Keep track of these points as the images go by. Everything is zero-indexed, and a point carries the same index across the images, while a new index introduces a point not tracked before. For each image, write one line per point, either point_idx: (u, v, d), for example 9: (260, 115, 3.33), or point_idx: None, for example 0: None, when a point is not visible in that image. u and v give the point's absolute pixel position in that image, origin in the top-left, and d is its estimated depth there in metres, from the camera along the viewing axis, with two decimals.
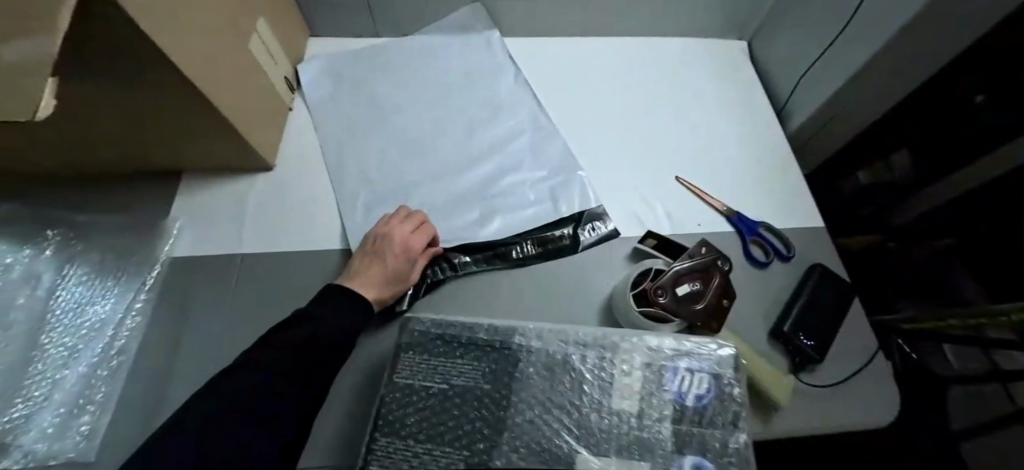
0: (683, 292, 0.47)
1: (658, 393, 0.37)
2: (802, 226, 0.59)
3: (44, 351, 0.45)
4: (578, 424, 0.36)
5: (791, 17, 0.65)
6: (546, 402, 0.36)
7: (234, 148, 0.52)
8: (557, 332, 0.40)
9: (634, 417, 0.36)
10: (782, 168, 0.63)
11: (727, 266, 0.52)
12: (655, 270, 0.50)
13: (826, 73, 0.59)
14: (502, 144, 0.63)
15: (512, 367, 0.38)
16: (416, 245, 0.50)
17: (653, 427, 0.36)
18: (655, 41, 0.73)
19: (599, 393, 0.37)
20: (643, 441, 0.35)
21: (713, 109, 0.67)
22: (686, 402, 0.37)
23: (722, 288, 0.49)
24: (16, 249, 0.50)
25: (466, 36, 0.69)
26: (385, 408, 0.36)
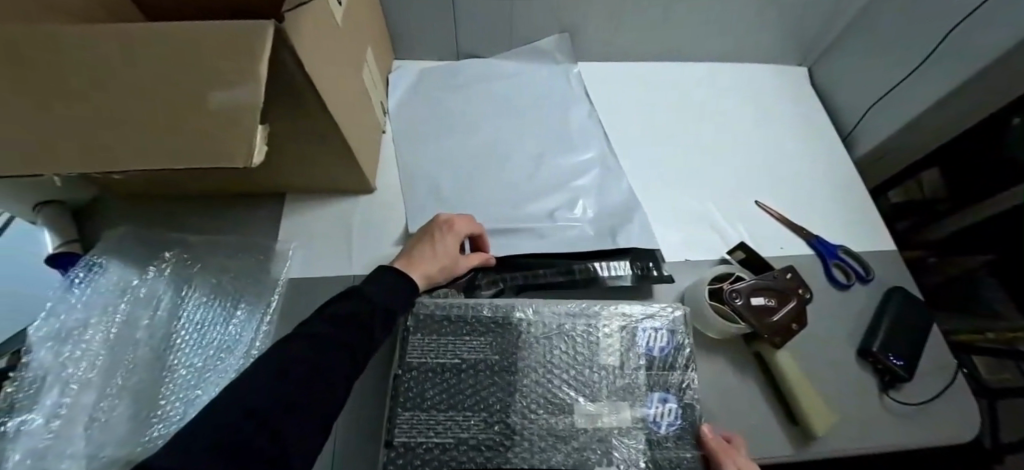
0: (757, 303, 0.50)
1: (637, 352, 0.44)
2: (877, 249, 0.62)
3: (174, 371, 0.46)
4: (576, 378, 0.42)
5: (857, 48, 0.69)
6: (545, 361, 0.43)
7: (344, 172, 0.54)
8: (552, 306, 0.46)
9: (616, 367, 0.43)
10: (850, 194, 0.66)
11: (811, 296, 0.52)
12: (731, 276, 0.53)
13: (901, 100, 0.63)
14: (580, 169, 0.64)
15: (508, 339, 0.43)
16: (463, 228, 0.49)
17: (635, 377, 0.43)
18: (721, 69, 0.77)
19: (587, 352, 0.44)
20: (626, 387, 0.42)
21: (781, 136, 0.71)
22: (654, 353, 0.44)
23: (797, 311, 0.50)
24: (137, 271, 0.51)
25: (547, 63, 0.72)
26: (402, 382, 0.40)
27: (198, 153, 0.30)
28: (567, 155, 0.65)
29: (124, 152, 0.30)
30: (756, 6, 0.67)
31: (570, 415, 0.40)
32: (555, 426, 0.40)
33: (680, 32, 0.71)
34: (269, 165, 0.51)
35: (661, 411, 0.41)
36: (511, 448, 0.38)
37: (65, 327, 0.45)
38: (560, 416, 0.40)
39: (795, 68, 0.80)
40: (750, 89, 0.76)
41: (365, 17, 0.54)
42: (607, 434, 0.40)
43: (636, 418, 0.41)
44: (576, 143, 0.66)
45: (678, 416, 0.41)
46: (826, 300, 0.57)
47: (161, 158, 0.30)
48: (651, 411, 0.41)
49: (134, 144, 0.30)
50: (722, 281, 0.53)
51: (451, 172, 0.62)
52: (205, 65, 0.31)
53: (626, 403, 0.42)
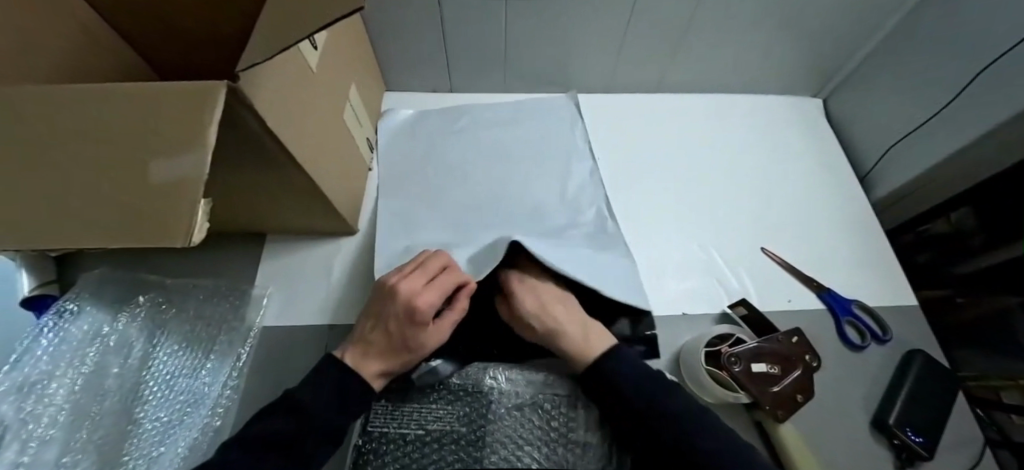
0: (757, 370, 0.45)
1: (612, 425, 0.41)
2: (896, 304, 0.57)
3: (139, 425, 0.44)
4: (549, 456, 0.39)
5: (877, 82, 0.65)
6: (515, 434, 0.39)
7: (323, 217, 0.52)
8: (528, 372, 0.43)
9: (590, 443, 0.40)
10: (867, 240, 0.61)
11: (818, 364, 0.48)
12: (730, 336, 0.49)
13: (925, 140, 0.58)
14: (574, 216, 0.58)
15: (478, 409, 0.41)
16: (428, 306, 0.37)
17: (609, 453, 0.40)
18: (729, 101, 0.73)
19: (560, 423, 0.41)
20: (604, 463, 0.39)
21: (791, 175, 0.66)
22: None
23: (801, 380, 0.47)
24: (109, 317, 0.49)
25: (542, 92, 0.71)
26: (362, 456, 0.39)
27: (134, 230, 0.27)
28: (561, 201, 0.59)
29: (58, 223, 0.28)
30: (766, 37, 0.64)
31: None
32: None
33: (684, 63, 0.68)
34: (245, 209, 0.49)
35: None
36: None
37: (28, 380, 0.44)
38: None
39: (809, 99, 0.75)
40: (760, 122, 0.71)
41: (345, 50, 0.52)
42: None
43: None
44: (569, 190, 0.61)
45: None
46: (837, 362, 0.52)
47: (97, 233, 0.28)
48: None
49: (70, 215, 0.28)
50: (722, 342, 0.48)
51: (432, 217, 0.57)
52: (151, 130, 0.29)
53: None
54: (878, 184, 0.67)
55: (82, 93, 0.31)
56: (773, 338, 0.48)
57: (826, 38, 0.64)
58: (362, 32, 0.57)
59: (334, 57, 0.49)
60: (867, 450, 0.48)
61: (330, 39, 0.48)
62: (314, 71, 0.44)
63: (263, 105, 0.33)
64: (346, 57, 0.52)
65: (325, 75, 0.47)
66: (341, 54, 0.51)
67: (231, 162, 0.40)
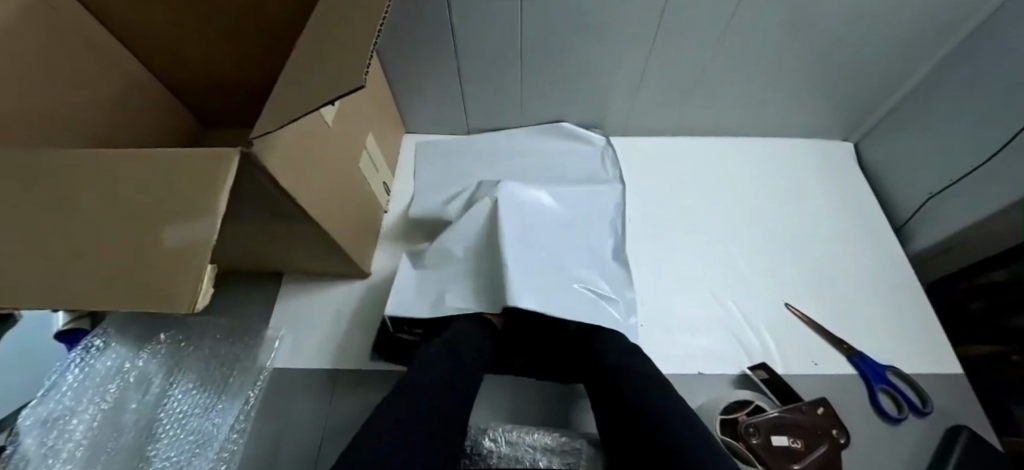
0: (778, 444, 0.42)
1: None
2: (938, 371, 0.52)
3: (150, 464, 0.45)
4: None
5: (913, 128, 0.62)
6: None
7: (337, 261, 0.53)
8: (528, 435, 0.42)
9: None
10: (900, 296, 0.57)
11: (847, 442, 0.44)
12: (749, 402, 0.46)
13: (967, 193, 0.54)
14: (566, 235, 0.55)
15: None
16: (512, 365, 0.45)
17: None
18: (751, 145, 0.71)
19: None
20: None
21: (816, 223, 0.63)
22: None
23: (827, 458, 0.43)
24: (132, 352, 0.51)
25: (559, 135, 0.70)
26: None
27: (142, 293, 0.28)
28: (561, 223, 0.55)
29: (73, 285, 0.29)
30: (789, 82, 0.62)
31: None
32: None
33: (703, 108, 0.67)
34: (263, 253, 0.51)
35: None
36: None
37: (52, 415, 0.45)
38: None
39: (839, 143, 0.72)
40: (783, 167, 0.69)
41: (365, 100, 0.54)
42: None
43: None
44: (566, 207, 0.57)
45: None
46: (871, 436, 0.48)
47: (108, 295, 0.29)
48: None
49: (87, 276, 0.29)
50: (741, 408, 0.46)
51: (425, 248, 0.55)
52: (172, 195, 0.31)
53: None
54: (916, 236, 0.63)
55: (118, 157, 0.33)
56: (795, 407, 0.45)
57: (853, 85, 0.62)
58: (382, 81, 0.60)
59: (354, 108, 0.51)
60: None
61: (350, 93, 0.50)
62: (332, 125, 0.46)
63: (275, 166, 0.34)
64: (365, 105, 0.54)
65: (343, 126, 0.49)
66: (360, 103, 0.53)
67: (251, 216, 0.42)
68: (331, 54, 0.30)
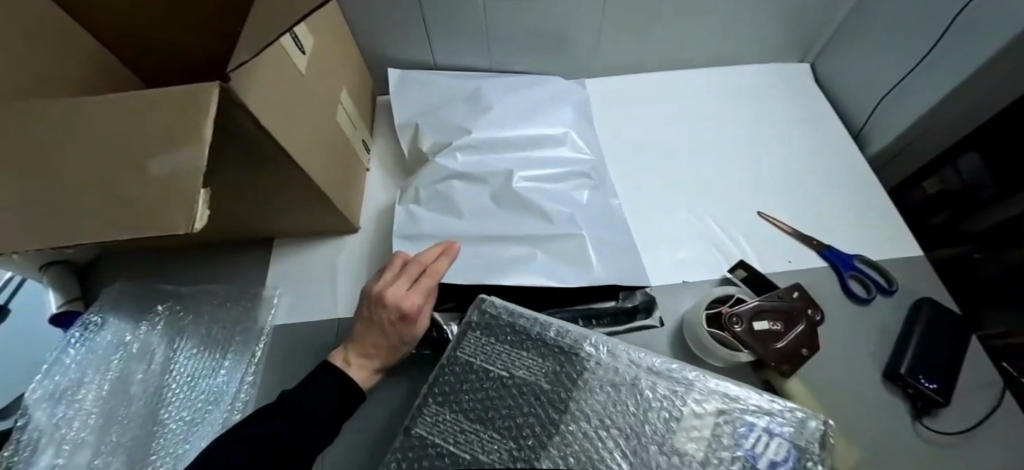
0: (761, 328, 0.45)
1: (665, 377, 0.36)
2: (899, 255, 0.57)
3: (164, 425, 0.46)
4: (630, 436, 0.33)
5: (859, 42, 0.65)
6: (589, 435, 0.33)
7: (327, 216, 0.55)
8: (501, 342, 0.38)
9: (657, 393, 0.35)
10: (860, 195, 0.62)
11: (821, 318, 0.47)
12: (733, 297, 0.49)
13: (913, 92, 0.58)
14: (601, 204, 0.57)
15: (502, 397, 0.35)
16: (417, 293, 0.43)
17: (682, 383, 0.36)
18: (717, 76, 0.74)
19: (620, 391, 0.35)
20: (697, 412, 0.34)
21: (778, 141, 0.67)
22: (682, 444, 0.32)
23: (805, 335, 0.46)
24: (132, 325, 0.52)
25: (549, 80, 0.68)
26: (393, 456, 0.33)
27: (133, 224, 0.29)
28: (596, 195, 0.57)
29: (59, 225, 0.30)
30: (743, 9, 0.65)
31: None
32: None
33: (666, 43, 0.69)
34: (248, 212, 0.52)
35: (767, 443, 0.32)
36: None
37: (60, 387, 0.47)
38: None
39: (798, 65, 0.75)
40: (745, 93, 0.72)
41: (334, 55, 0.55)
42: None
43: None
44: (600, 172, 0.60)
45: (780, 427, 0.33)
46: (843, 317, 0.52)
47: (103, 228, 0.30)
48: None
49: (75, 221, 0.30)
50: (722, 304, 0.49)
51: (426, 183, 0.56)
52: (154, 132, 0.31)
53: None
54: (874, 142, 0.67)
55: (88, 105, 0.33)
56: (773, 294, 0.48)
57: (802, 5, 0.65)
58: (349, 42, 0.60)
59: (324, 61, 0.52)
60: (873, 398, 0.48)
61: (317, 45, 0.50)
62: (305, 74, 0.47)
63: (252, 102, 0.35)
64: (333, 59, 0.55)
65: (316, 77, 0.50)
66: (330, 56, 0.53)
67: (236, 166, 0.43)
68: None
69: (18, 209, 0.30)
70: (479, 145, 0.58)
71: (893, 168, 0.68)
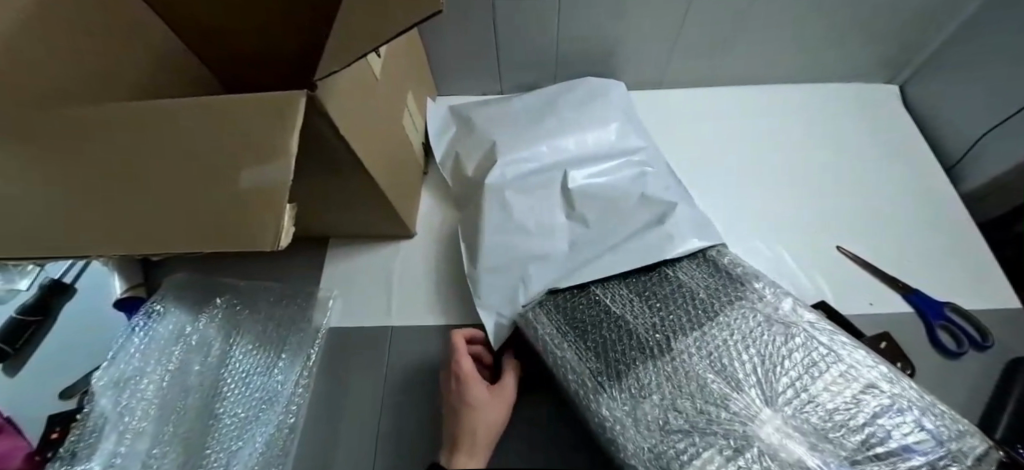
0: None
1: (828, 334, 0.36)
2: (995, 307, 0.52)
3: (220, 420, 0.46)
4: (768, 359, 0.34)
5: (958, 69, 0.60)
6: (727, 345, 0.36)
7: (385, 221, 0.54)
8: (686, 261, 0.43)
9: (809, 344, 0.35)
10: (952, 237, 0.57)
11: (911, 373, 0.43)
12: None
13: (1019, 133, 0.53)
14: (670, 180, 0.52)
15: (661, 293, 0.41)
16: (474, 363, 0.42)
17: (841, 348, 0.35)
18: (791, 95, 0.70)
19: (773, 325, 0.36)
20: (845, 377, 0.33)
21: (858, 167, 0.63)
22: (820, 379, 0.33)
23: None
24: (190, 318, 0.52)
25: (579, 84, 0.61)
26: (560, 294, 0.43)
27: (220, 235, 0.28)
28: (660, 180, 0.51)
29: (145, 231, 0.29)
30: (829, 28, 0.60)
31: (823, 450, 0.30)
32: (778, 453, 0.29)
33: (742, 57, 0.65)
34: (310, 213, 0.51)
35: (912, 434, 0.30)
36: (626, 369, 0.35)
37: (122, 376, 0.47)
38: (771, 425, 0.31)
39: (883, 86, 0.70)
40: (821, 116, 0.68)
41: (405, 59, 0.53)
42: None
43: (886, 452, 0.29)
44: (658, 159, 0.54)
45: (929, 426, 0.30)
46: (925, 371, 0.48)
47: (187, 236, 0.29)
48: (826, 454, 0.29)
49: (162, 226, 0.29)
50: None
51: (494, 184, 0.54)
52: (242, 140, 0.30)
53: (876, 451, 0.29)
54: (966, 176, 0.61)
55: (177, 109, 0.33)
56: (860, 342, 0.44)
57: (895, 28, 0.60)
58: (419, 48, 0.59)
59: (397, 67, 0.51)
60: None
61: (391, 51, 0.49)
62: (379, 80, 0.46)
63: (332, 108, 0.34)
64: (404, 64, 0.53)
65: (388, 82, 0.49)
66: (402, 62, 0.53)
67: (306, 170, 0.42)
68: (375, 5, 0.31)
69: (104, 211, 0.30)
70: (529, 160, 0.53)
71: (988, 209, 0.62)
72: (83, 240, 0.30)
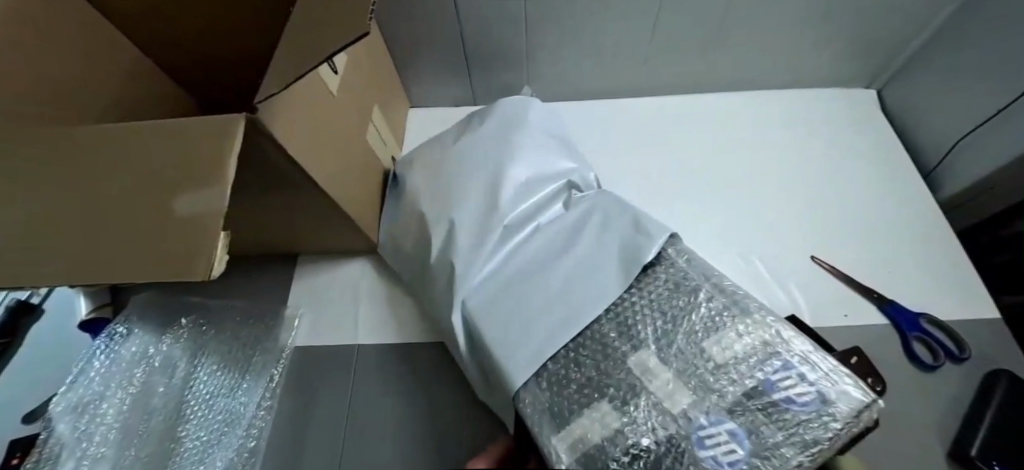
0: None
1: (733, 295, 0.36)
2: (975, 316, 0.51)
3: (181, 444, 0.45)
4: (668, 320, 0.35)
5: (935, 73, 0.59)
6: (631, 308, 0.37)
7: (352, 238, 0.53)
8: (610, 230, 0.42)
9: (712, 303, 0.36)
10: (930, 244, 0.56)
11: (883, 390, 0.41)
12: None
13: (996, 137, 0.52)
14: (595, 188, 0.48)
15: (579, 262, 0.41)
16: None
17: (744, 307, 0.35)
18: (768, 101, 0.69)
19: (679, 288, 0.37)
20: (742, 334, 0.34)
21: (835, 174, 0.62)
22: (714, 335, 0.34)
23: None
24: (155, 338, 0.52)
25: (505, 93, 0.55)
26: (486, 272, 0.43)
27: (153, 263, 0.28)
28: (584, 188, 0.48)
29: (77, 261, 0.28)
30: (803, 34, 0.59)
31: (706, 400, 0.31)
32: (660, 404, 0.31)
33: (717, 64, 0.64)
34: (274, 231, 0.51)
35: (796, 387, 0.30)
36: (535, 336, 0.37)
37: (82, 400, 0.47)
38: (661, 380, 0.32)
39: (862, 91, 0.69)
40: (800, 123, 0.67)
41: (369, 73, 0.53)
42: (727, 422, 0.29)
43: (769, 403, 0.30)
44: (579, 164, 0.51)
45: (816, 381, 0.30)
46: (901, 384, 0.47)
47: (121, 268, 0.28)
48: (704, 403, 0.30)
49: (96, 254, 0.29)
50: None
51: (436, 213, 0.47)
52: (179, 165, 0.30)
53: (759, 403, 0.30)
54: (946, 182, 0.60)
55: (119, 134, 0.32)
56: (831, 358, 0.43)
57: (870, 33, 0.59)
58: (385, 61, 0.59)
59: (359, 82, 0.50)
60: None
61: (352, 67, 0.49)
62: (338, 96, 0.45)
63: (279, 132, 0.33)
64: (368, 77, 0.53)
65: (349, 98, 0.48)
66: (365, 76, 0.52)
67: (262, 190, 0.41)
68: (314, 25, 0.30)
69: (37, 240, 0.29)
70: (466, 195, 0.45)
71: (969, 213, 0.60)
72: (16, 270, 0.29)
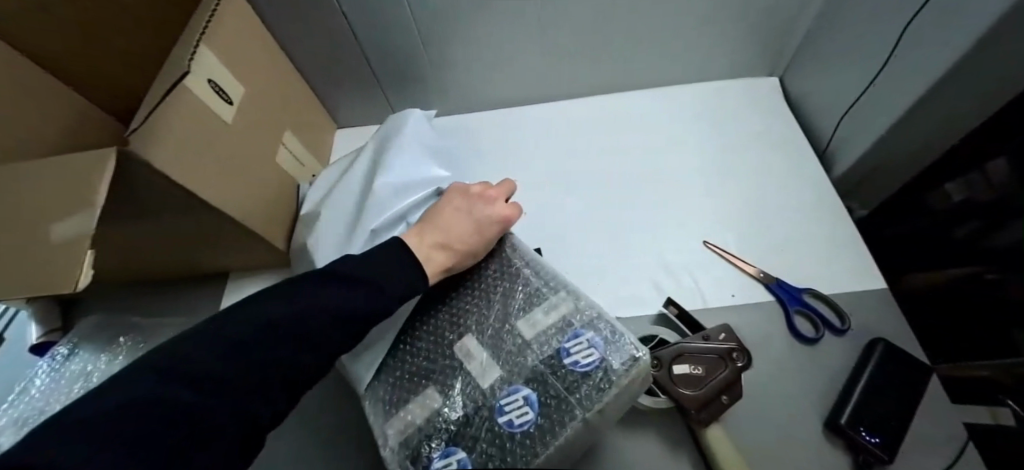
0: (678, 372, 0.43)
1: (545, 276, 0.40)
2: (860, 288, 0.53)
3: None
4: (490, 308, 0.39)
5: (821, 56, 0.61)
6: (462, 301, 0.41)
7: (270, 252, 0.57)
8: None
9: (526, 288, 0.39)
10: (822, 221, 0.58)
11: (747, 363, 0.43)
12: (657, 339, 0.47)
13: (873, 110, 0.54)
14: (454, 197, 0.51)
15: None
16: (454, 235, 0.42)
17: (552, 285, 0.39)
18: (674, 95, 0.72)
19: (501, 278, 0.41)
20: (548, 309, 0.37)
21: (735, 161, 0.64)
22: (524, 317, 0.37)
23: (727, 380, 0.43)
24: (93, 357, 0.56)
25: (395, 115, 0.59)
26: None
27: (41, 282, 0.32)
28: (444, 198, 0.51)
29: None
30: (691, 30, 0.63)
31: (511, 376, 0.35)
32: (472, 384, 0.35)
33: (617, 65, 0.68)
34: (196, 251, 0.55)
35: (583, 350, 0.34)
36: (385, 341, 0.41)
37: (22, 415, 0.51)
38: (476, 362, 0.36)
39: (765, 78, 0.72)
40: (704, 114, 0.69)
41: (275, 98, 0.57)
42: (523, 390, 0.33)
43: (559, 369, 0.34)
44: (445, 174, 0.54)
45: (600, 342, 0.34)
46: (785, 357, 0.49)
47: (24, 288, 0.33)
48: (507, 379, 0.34)
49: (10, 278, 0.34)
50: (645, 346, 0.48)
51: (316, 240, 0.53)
52: (65, 196, 0.34)
53: (552, 370, 0.34)
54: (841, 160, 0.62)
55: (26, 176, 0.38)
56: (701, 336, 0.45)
57: (755, 23, 0.62)
58: (298, 86, 0.63)
59: (264, 109, 0.55)
60: (811, 448, 0.44)
61: (253, 96, 0.53)
62: (236, 124, 0.49)
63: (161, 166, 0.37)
64: (275, 103, 0.57)
65: (253, 124, 0.52)
66: (271, 103, 0.56)
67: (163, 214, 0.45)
68: None
69: None
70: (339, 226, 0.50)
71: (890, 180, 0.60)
72: None
